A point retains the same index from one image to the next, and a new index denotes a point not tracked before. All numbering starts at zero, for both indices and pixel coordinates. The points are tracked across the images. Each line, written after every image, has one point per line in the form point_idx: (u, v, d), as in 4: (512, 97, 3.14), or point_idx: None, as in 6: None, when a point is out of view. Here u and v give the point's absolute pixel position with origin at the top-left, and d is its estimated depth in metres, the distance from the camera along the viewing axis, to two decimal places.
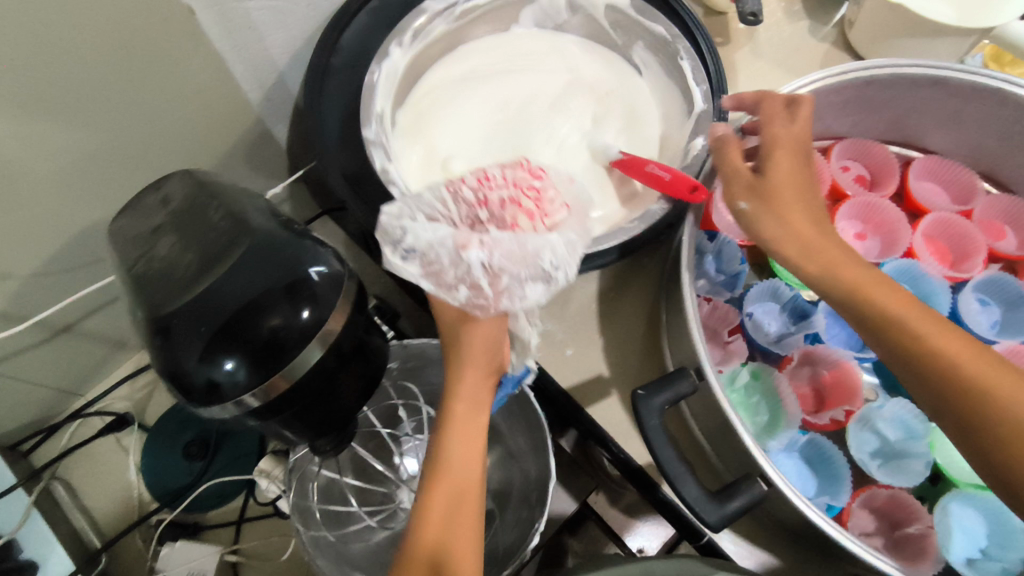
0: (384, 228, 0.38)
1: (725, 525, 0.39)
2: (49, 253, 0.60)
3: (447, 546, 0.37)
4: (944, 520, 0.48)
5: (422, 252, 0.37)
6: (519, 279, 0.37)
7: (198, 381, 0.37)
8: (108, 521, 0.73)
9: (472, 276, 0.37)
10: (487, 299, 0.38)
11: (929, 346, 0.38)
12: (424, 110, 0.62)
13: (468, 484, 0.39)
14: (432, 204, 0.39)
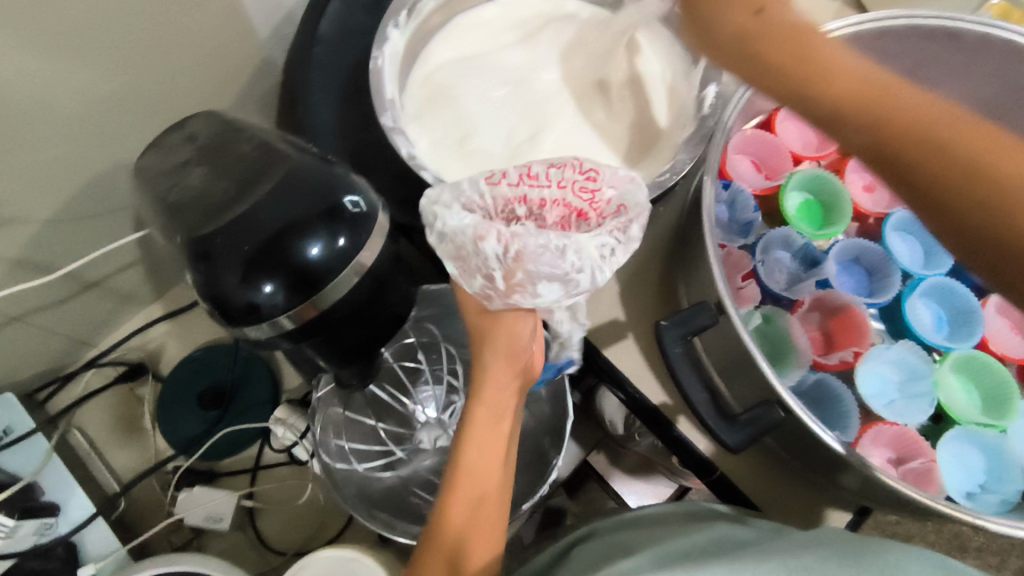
0: (423, 211, 0.37)
1: (744, 447, 0.43)
2: (69, 198, 0.60)
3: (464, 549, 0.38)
4: (945, 453, 0.51)
5: (449, 242, 0.36)
6: (536, 275, 0.35)
7: (238, 303, 0.38)
8: (126, 469, 0.75)
9: (488, 267, 0.35)
10: (499, 293, 0.36)
11: (903, 133, 0.30)
12: (429, 91, 0.60)
13: (489, 490, 0.39)
14: (468, 192, 0.36)
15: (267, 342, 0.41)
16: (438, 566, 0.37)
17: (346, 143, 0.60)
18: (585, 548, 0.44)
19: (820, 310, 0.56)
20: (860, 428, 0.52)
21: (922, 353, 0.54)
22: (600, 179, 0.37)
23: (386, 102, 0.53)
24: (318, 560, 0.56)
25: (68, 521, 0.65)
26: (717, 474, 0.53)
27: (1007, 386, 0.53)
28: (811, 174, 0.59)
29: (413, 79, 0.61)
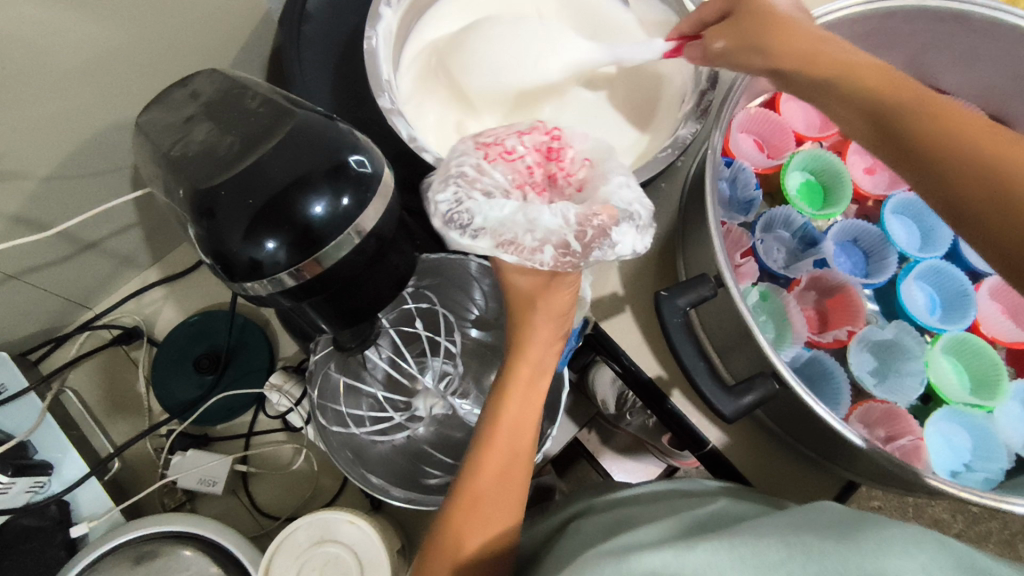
0: (448, 216, 0.36)
1: (738, 418, 0.44)
2: (67, 155, 0.59)
3: (485, 491, 0.41)
4: (931, 435, 0.52)
5: (497, 233, 0.35)
6: (605, 226, 0.35)
7: (241, 259, 0.38)
8: (121, 430, 0.75)
9: (558, 235, 0.35)
10: (575, 254, 0.35)
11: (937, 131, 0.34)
12: (425, 69, 0.59)
13: (519, 443, 0.42)
14: (475, 180, 0.37)
15: (267, 299, 0.41)
16: (459, 506, 0.40)
17: (348, 109, 0.60)
18: (585, 521, 0.44)
19: (817, 289, 0.58)
20: (851, 406, 0.53)
21: (913, 333, 0.55)
22: (563, 139, 0.40)
23: (382, 84, 0.52)
24: (312, 523, 0.57)
25: (61, 480, 0.66)
26: (709, 448, 0.53)
27: (996, 366, 0.54)
28: (812, 154, 0.60)
29: (408, 58, 0.60)
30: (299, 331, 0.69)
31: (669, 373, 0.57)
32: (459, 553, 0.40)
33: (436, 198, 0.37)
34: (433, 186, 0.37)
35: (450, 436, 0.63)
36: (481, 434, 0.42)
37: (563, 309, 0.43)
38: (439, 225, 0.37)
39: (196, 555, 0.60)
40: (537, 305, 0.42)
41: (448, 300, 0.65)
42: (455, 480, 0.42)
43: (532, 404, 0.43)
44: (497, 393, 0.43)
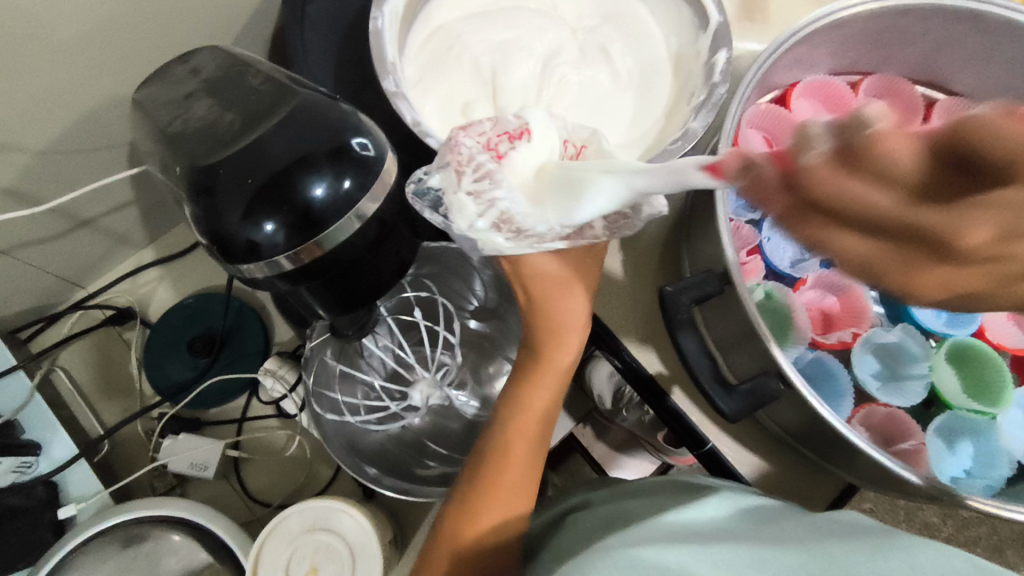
0: (507, 224, 0.38)
1: (740, 418, 0.44)
2: (61, 130, 0.57)
3: (509, 447, 0.43)
4: (935, 442, 0.51)
5: (545, 229, 0.38)
6: (640, 182, 0.38)
7: (239, 240, 0.37)
8: (112, 411, 0.74)
9: (615, 211, 0.38)
10: (623, 218, 0.38)
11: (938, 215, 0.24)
12: (430, 58, 0.58)
13: (546, 408, 0.44)
14: (503, 184, 0.38)
15: (266, 282, 0.40)
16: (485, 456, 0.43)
17: (352, 91, 0.59)
18: (580, 518, 0.44)
19: (822, 290, 0.57)
20: (853, 408, 0.53)
21: (918, 338, 0.55)
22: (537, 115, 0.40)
23: (387, 67, 0.50)
24: (305, 510, 0.56)
25: (50, 461, 0.65)
26: (710, 446, 0.52)
27: (1001, 370, 0.53)
28: None
29: (414, 38, 0.59)
30: (295, 315, 0.68)
31: (671, 369, 0.56)
32: (472, 535, 0.41)
33: (472, 203, 0.38)
34: (465, 188, 0.38)
35: (446, 427, 0.62)
36: (504, 414, 0.44)
37: (589, 294, 0.44)
38: (481, 230, 0.39)
39: (185, 539, 0.60)
40: (566, 288, 0.43)
41: (447, 290, 0.64)
42: (485, 435, 0.44)
43: (558, 386, 0.44)
44: (523, 377, 0.44)
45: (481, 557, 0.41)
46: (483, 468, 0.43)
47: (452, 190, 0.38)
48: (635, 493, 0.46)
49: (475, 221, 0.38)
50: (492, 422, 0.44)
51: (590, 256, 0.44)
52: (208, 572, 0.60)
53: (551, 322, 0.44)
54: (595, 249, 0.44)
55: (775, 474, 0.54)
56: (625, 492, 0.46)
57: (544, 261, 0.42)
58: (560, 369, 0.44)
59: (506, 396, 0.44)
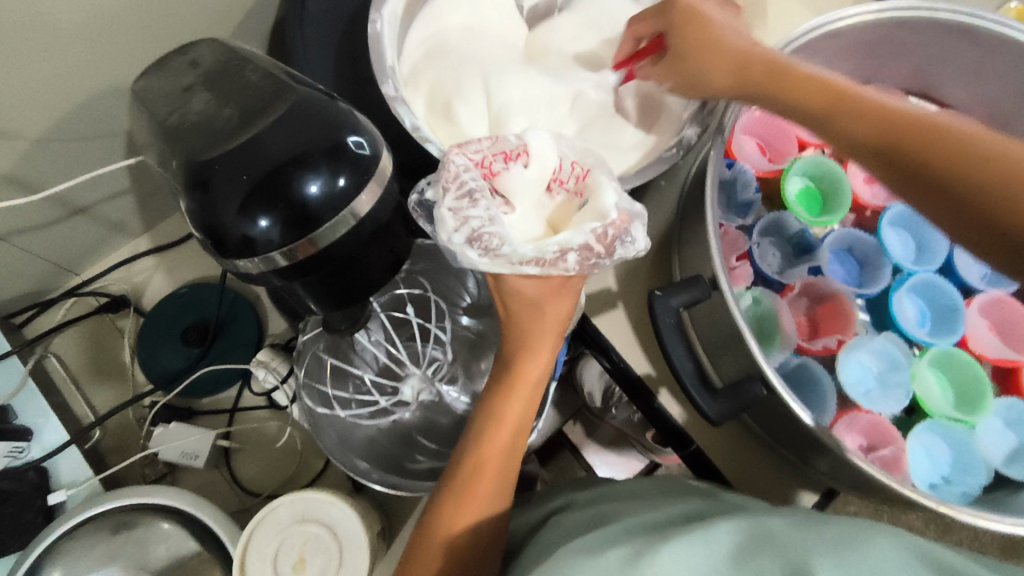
0: (477, 239, 0.34)
1: (723, 420, 0.45)
2: (61, 116, 0.58)
3: (483, 463, 0.43)
4: (913, 447, 0.52)
5: (519, 254, 0.35)
6: (620, 225, 0.35)
7: (233, 235, 0.37)
8: (104, 398, 0.74)
9: (586, 246, 0.35)
10: (599, 254, 0.35)
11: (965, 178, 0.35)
12: (430, 57, 0.58)
13: (520, 425, 0.44)
14: (482, 199, 0.35)
15: (259, 277, 0.41)
16: (461, 473, 0.44)
17: (350, 86, 0.59)
18: (564, 519, 0.44)
19: (809, 297, 0.58)
20: (836, 414, 0.53)
21: (901, 345, 0.55)
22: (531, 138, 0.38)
23: (386, 70, 0.51)
24: (294, 502, 0.57)
25: (41, 446, 0.65)
26: (693, 448, 0.53)
27: (980, 381, 0.54)
28: (814, 161, 0.59)
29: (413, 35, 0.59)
30: (289, 308, 0.68)
31: (658, 371, 0.57)
32: (450, 534, 0.43)
33: (451, 218, 0.35)
34: (447, 203, 0.35)
35: (436, 422, 0.62)
36: (480, 425, 0.44)
37: (565, 315, 0.42)
38: (457, 244, 0.35)
39: (174, 527, 0.60)
40: (543, 313, 0.41)
41: (441, 286, 0.65)
42: (462, 448, 0.45)
43: (532, 402, 0.45)
44: (497, 390, 0.44)
45: (462, 556, 0.42)
46: (460, 476, 0.43)
47: (436, 203, 0.36)
48: (619, 494, 0.46)
49: (452, 235, 0.35)
50: (469, 432, 0.45)
51: (571, 285, 0.40)
52: (197, 560, 0.60)
53: (528, 336, 0.43)
54: (574, 279, 0.39)
55: (758, 476, 0.55)
56: (608, 494, 0.46)
57: (523, 283, 0.39)
58: (532, 382, 0.44)
59: (481, 407, 0.45)
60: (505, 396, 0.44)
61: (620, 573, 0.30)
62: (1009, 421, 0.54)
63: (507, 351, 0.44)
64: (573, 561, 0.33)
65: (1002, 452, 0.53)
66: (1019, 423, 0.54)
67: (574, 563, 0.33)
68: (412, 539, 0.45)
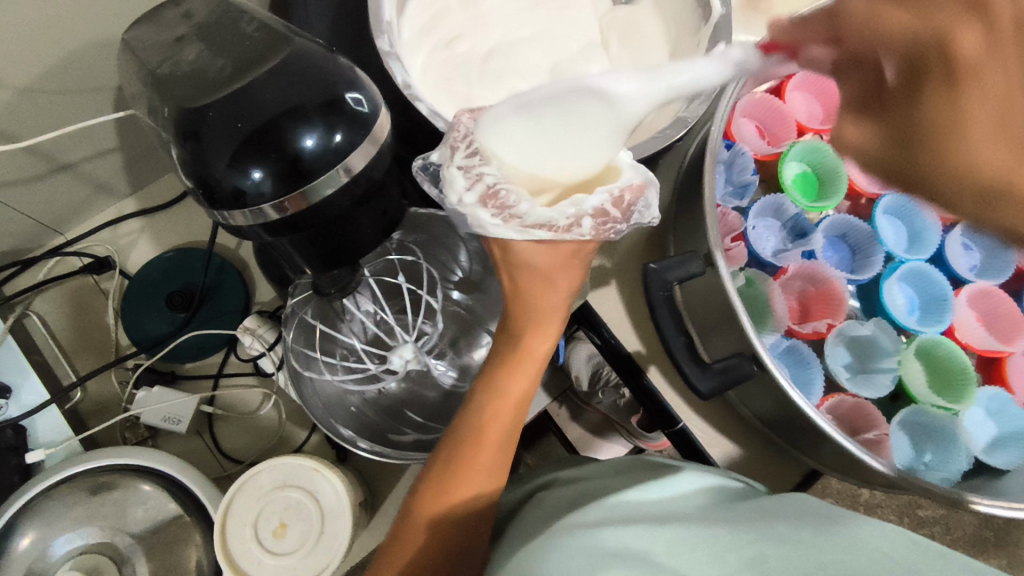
0: (495, 196, 0.36)
1: (713, 395, 0.45)
2: (47, 65, 0.56)
3: (479, 436, 0.43)
4: (895, 432, 0.53)
5: (534, 214, 0.35)
6: (636, 190, 0.36)
7: (224, 186, 0.36)
8: (85, 360, 0.73)
9: (601, 207, 0.36)
10: (614, 218, 0.36)
11: None
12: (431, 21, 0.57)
13: (519, 400, 0.44)
14: (492, 167, 0.35)
15: (249, 231, 0.40)
16: (456, 444, 0.43)
17: (348, 49, 0.58)
18: (550, 493, 0.44)
19: (802, 280, 0.58)
20: (822, 397, 0.54)
21: (891, 333, 0.56)
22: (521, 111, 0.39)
23: (383, 25, 0.50)
24: (277, 467, 0.57)
25: (20, 406, 0.64)
26: (680, 425, 0.53)
27: (966, 369, 0.54)
28: (811, 145, 0.59)
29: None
30: (277, 275, 0.67)
31: (648, 350, 0.57)
32: (451, 499, 0.42)
33: (462, 176, 0.36)
34: (456, 161, 0.36)
35: (421, 394, 0.62)
36: (482, 402, 0.44)
37: (571, 292, 0.43)
38: (469, 204, 0.36)
39: (154, 490, 0.59)
40: (554, 285, 0.42)
41: (433, 258, 0.65)
42: (461, 421, 0.44)
43: (534, 376, 0.44)
44: (501, 366, 0.44)
45: (450, 524, 0.42)
46: (459, 447, 0.43)
47: (444, 163, 0.37)
48: (603, 469, 0.46)
49: (463, 195, 0.36)
50: (469, 406, 0.44)
51: (579, 256, 0.41)
52: (176, 525, 0.60)
53: (537, 309, 0.42)
54: (583, 249, 0.40)
55: (746, 453, 0.56)
56: (592, 473, 0.46)
57: (533, 251, 0.39)
58: (538, 358, 0.44)
59: (483, 380, 0.44)
60: (505, 375, 0.43)
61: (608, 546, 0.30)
62: (990, 411, 0.55)
63: (509, 322, 0.44)
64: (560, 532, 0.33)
65: (982, 441, 0.53)
66: (1000, 413, 0.54)
67: (560, 534, 0.33)
68: (408, 502, 0.45)
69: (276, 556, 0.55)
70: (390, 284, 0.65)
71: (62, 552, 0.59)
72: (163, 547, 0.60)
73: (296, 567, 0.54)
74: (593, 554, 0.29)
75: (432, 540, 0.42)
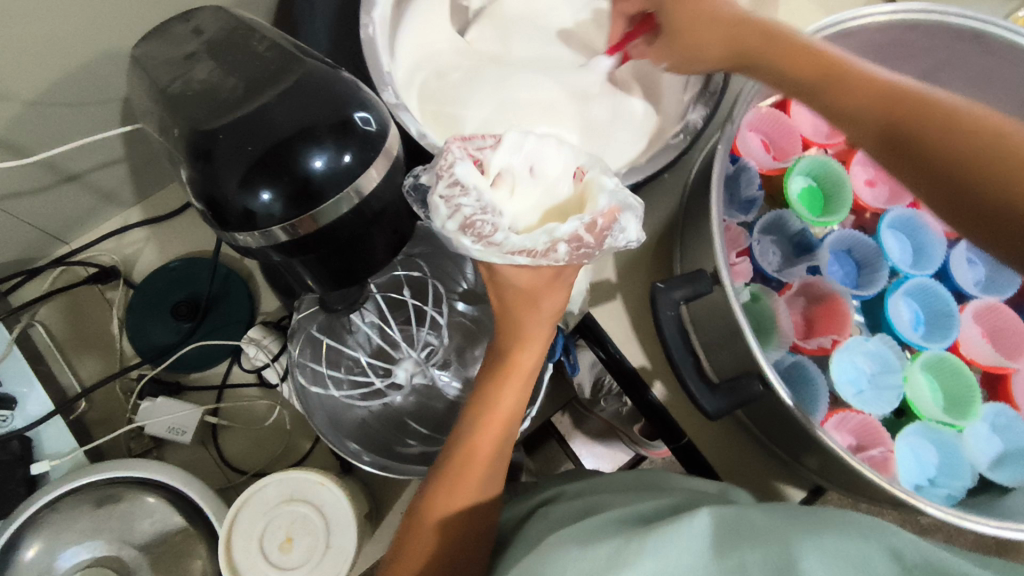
0: (470, 224, 0.36)
1: (721, 415, 0.45)
2: (57, 78, 0.56)
3: (472, 450, 0.43)
4: (901, 448, 0.53)
5: (511, 243, 0.36)
6: (614, 215, 0.36)
7: (235, 208, 0.36)
8: (90, 369, 0.73)
9: (574, 233, 0.36)
10: (588, 244, 0.36)
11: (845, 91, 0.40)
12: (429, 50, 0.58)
13: (510, 414, 0.44)
14: (469, 201, 0.36)
15: (257, 251, 0.40)
16: (455, 462, 0.43)
17: (355, 63, 0.58)
18: (554, 512, 0.45)
19: (806, 296, 0.58)
20: (828, 413, 0.54)
21: (896, 348, 0.56)
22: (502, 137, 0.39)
23: (384, 77, 0.50)
24: (282, 481, 0.57)
25: (25, 416, 0.64)
26: (684, 441, 0.53)
27: (971, 386, 0.54)
28: (818, 161, 0.59)
29: (412, 20, 0.58)
30: (283, 286, 0.68)
31: (652, 363, 0.57)
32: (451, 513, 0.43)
33: (444, 206, 0.36)
34: (438, 190, 0.36)
35: (430, 406, 0.62)
36: (472, 415, 0.44)
37: (557, 311, 0.43)
38: (450, 231, 0.36)
39: (159, 502, 0.59)
40: (538, 307, 0.42)
41: (437, 269, 0.65)
42: (455, 438, 0.44)
43: (524, 392, 0.44)
44: (491, 378, 0.44)
45: (450, 543, 0.42)
46: (455, 464, 0.43)
47: (429, 190, 0.37)
48: (608, 486, 0.47)
49: (445, 223, 0.36)
50: (462, 419, 0.44)
51: (563, 278, 0.40)
52: (181, 536, 0.60)
53: (518, 326, 0.43)
54: (565, 273, 0.40)
55: (748, 471, 0.55)
56: (596, 489, 0.46)
57: (516, 274, 0.39)
58: (526, 372, 0.44)
59: (474, 395, 0.45)
60: (492, 391, 0.44)
61: (606, 554, 0.31)
62: (996, 426, 0.55)
63: (500, 344, 0.44)
64: (561, 546, 0.33)
65: (988, 456, 0.53)
66: (1006, 429, 0.54)
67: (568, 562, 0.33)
68: (408, 517, 0.45)
69: (281, 570, 0.55)
70: (395, 295, 0.65)
71: (68, 566, 0.59)
72: (168, 558, 0.60)
73: None
74: (598, 570, 0.30)
75: (436, 558, 0.42)
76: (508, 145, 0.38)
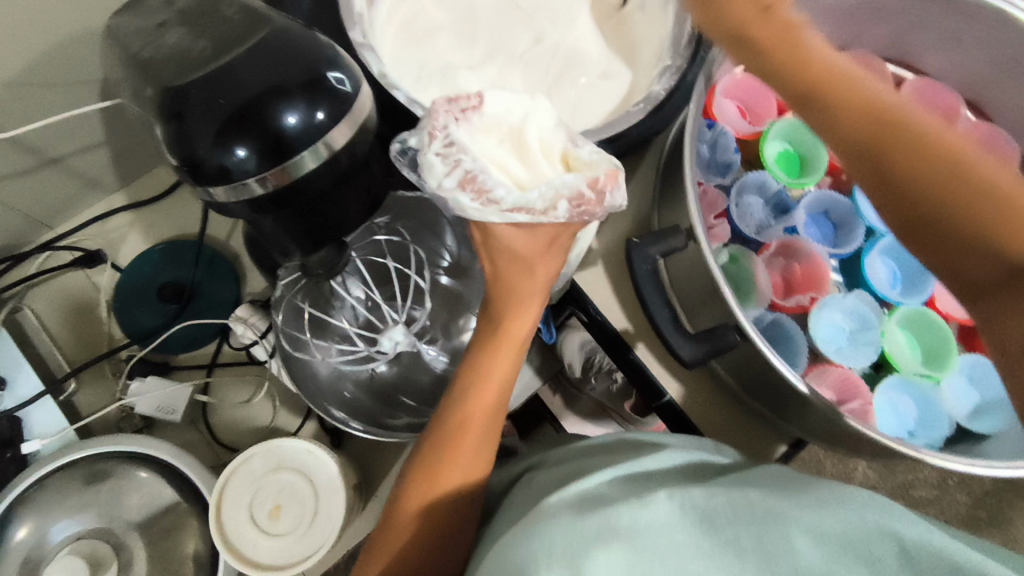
0: (471, 178, 0.36)
1: (697, 364, 0.46)
2: (31, 57, 0.56)
3: (466, 411, 0.44)
4: (877, 400, 0.54)
5: (510, 200, 0.36)
6: (610, 176, 0.37)
7: (210, 165, 0.37)
8: (78, 352, 0.74)
9: (575, 187, 0.36)
10: (591, 201, 0.37)
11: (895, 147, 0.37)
12: (404, 12, 0.59)
13: (501, 380, 0.45)
14: (471, 162, 0.37)
15: (234, 210, 0.41)
16: (449, 427, 0.44)
17: None
18: (539, 476, 0.45)
19: (785, 256, 0.59)
20: (807, 368, 0.55)
21: (872, 304, 0.57)
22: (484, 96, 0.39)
23: (354, 18, 0.52)
24: (269, 450, 0.57)
25: (14, 397, 0.64)
26: (666, 399, 0.55)
27: (947, 340, 0.55)
28: (792, 124, 0.60)
29: None
30: (268, 263, 0.68)
31: (636, 328, 0.57)
32: (440, 483, 0.43)
33: (440, 162, 0.36)
34: (433, 149, 0.37)
35: (416, 378, 0.63)
36: (465, 380, 0.45)
37: (550, 278, 0.44)
38: (447, 189, 0.37)
39: (150, 477, 0.60)
40: (533, 272, 0.42)
41: (421, 240, 0.66)
42: (449, 404, 0.45)
43: (518, 359, 0.45)
44: (484, 346, 0.45)
45: (449, 506, 0.43)
46: (446, 430, 0.44)
47: (422, 150, 0.37)
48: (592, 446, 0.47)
49: (442, 181, 0.37)
50: (454, 388, 0.45)
51: (558, 245, 0.42)
52: (173, 511, 0.60)
53: (515, 299, 0.44)
54: (561, 238, 0.41)
55: (737, 431, 0.56)
56: (580, 450, 0.47)
57: (514, 236, 0.40)
58: (519, 340, 0.45)
59: (467, 363, 0.45)
60: (487, 363, 0.44)
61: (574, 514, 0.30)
62: (973, 379, 0.55)
63: (492, 315, 0.45)
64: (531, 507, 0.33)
65: (966, 408, 0.54)
66: (983, 380, 0.55)
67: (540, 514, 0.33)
68: (396, 492, 0.45)
69: (272, 537, 0.56)
70: (380, 268, 0.66)
71: (59, 539, 0.59)
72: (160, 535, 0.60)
73: (292, 549, 0.55)
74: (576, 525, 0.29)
75: (425, 526, 0.43)
76: (492, 103, 0.38)
